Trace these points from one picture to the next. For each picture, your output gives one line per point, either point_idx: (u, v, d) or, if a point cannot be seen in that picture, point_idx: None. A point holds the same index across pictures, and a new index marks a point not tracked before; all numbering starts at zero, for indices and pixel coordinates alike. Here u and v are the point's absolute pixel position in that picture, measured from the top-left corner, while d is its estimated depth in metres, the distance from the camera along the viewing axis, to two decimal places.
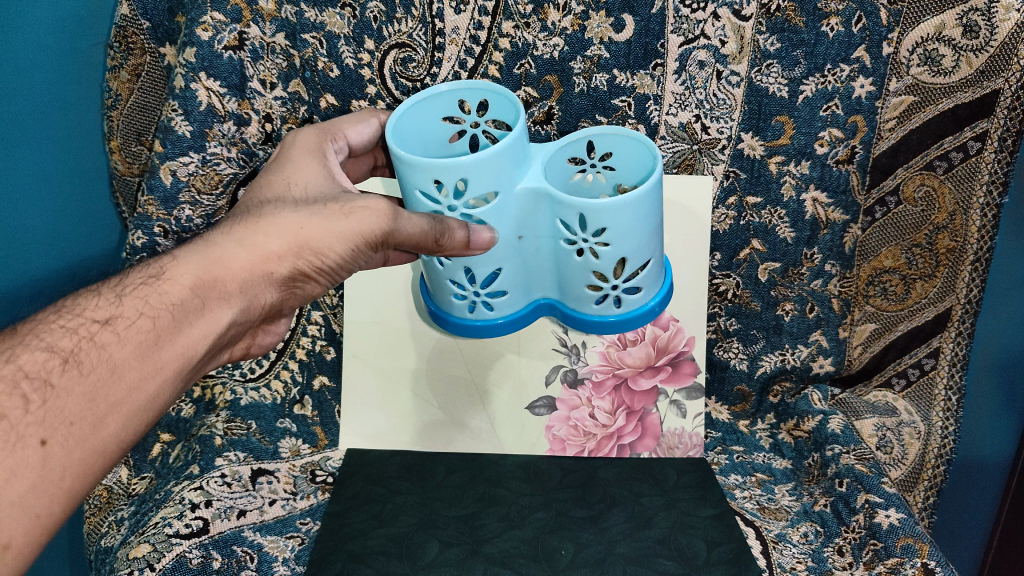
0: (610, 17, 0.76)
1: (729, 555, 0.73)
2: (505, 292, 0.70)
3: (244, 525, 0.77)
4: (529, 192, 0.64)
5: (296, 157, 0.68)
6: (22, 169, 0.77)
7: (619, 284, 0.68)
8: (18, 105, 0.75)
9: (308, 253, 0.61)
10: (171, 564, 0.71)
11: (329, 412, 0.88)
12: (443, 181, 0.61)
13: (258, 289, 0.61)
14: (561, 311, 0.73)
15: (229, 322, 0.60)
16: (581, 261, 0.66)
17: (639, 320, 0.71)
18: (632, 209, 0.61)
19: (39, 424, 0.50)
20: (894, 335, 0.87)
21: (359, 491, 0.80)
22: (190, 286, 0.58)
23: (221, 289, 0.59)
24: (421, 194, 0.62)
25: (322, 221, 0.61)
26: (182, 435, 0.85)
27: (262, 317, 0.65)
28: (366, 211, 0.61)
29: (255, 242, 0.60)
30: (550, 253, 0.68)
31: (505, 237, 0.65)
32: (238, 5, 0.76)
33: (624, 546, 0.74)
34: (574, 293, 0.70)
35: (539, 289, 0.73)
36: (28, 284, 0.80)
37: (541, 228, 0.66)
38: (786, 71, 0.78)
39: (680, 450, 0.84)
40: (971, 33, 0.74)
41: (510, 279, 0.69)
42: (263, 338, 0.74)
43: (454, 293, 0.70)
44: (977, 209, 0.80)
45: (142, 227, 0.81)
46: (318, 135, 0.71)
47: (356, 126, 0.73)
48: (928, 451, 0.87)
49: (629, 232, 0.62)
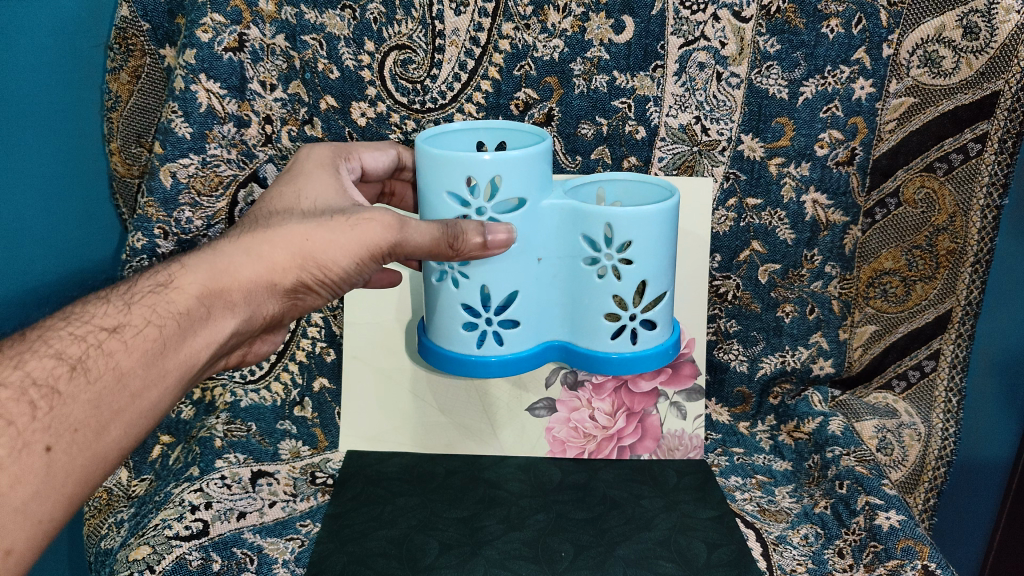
0: (610, 18, 0.77)
1: (731, 557, 0.71)
2: (516, 322, 0.69)
3: (243, 527, 0.74)
4: (555, 209, 0.66)
5: (308, 172, 0.68)
6: (25, 167, 0.78)
7: (637, 313, 0.67)
8: (19, 105, 0.76)
9: (311, 265, 0.61)
10: (171, 566, 0.69)
11: (329, 413, 0.89)
12: (476, 180, 0.62)
13: (264, 299, 0.62)
14: (572, 351, 0.71)
15: (231, 332, 0.61)
16: (601, 284, 0.66)
17: (654, 359, 0.70)
18: (656, 224, 0.63)
19: (45, 430, 0.50)
20: (894, 338, 0.87)
21: (359, 492, 0.79)
22: (197, 295, 0.59)
23: (226, 298, 0.60)
24: (450, 195, 0.63)
25: (328, 234, 0.61)
26: (181, 437, 0.86)
27: (264, 326, 0.65)
28: (372, 222, 0.61)
29: (261, 253, 0.60)
30: (566, 282, 0.69)
31: (526, 253, 0.66)
32: (238, 7, 0.76)
33: (624, 548, 0.72)
34: (589, 328, 0.69)
35: (550, 331, 0.72)
36: (28, 284, 0.80)
37: (560, 250, 0.67)
38: (786, 72, 0.78)
39: (680, 452, 0.84)
40: (971, 35, 0.74)
41: (524, 306, 0.68)
42: (261, 348, 0.74)
43: (464, 321, 0.68)
44: (978, 211, 0.80)
45: (142, 230, 0.80)
46: (333, 153, 0.71)
47: (373, 151, 0.74)
48: (928, 453, 0.86)
49: (653, 248, 0.64)
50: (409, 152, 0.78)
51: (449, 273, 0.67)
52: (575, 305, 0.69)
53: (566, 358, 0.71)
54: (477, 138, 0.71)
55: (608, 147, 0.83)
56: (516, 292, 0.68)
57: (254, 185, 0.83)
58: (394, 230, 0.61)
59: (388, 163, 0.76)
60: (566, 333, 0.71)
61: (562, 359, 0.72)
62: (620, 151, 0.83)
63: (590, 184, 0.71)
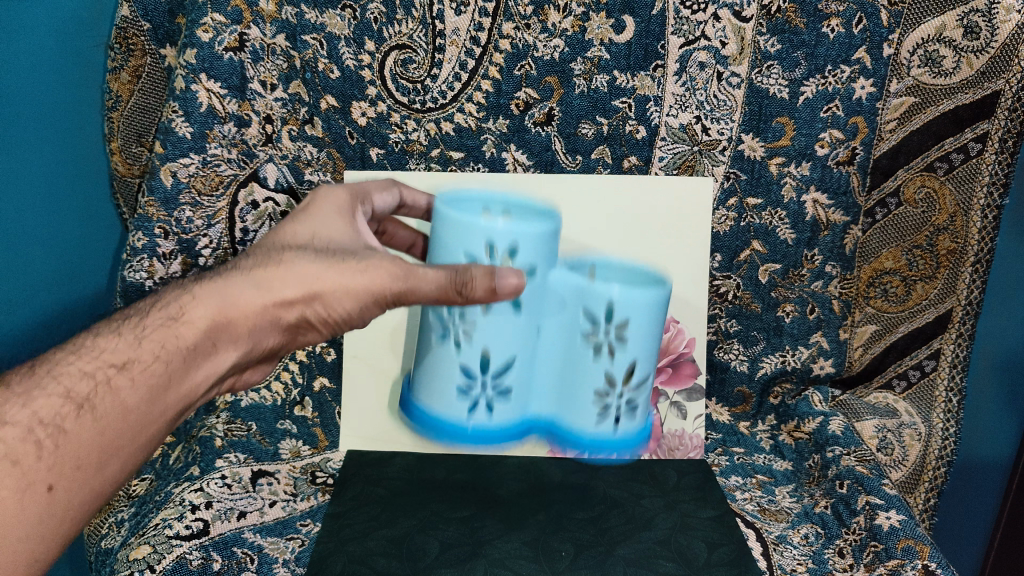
0: (610, 18, 0.77)
1: (730, 557, 0.70)
2: (511, 375, 0.80)
3: (243, 527, 0.74)
4: (552, 261, 0.73)
5: (320, 209, 0.68)
6: (31, 163, 0.77)
7: (624, 401, 0.81)
8: (24, 102, 0.75)
9: (319, 304, 0.61)
10: (171, 565, 0.68)
11: (329, 413, 0.89)
12: (481, 227, 0.68)
13: (267, 333, 0.62)
14: (560, 434, 0.83)
15: (230, 365, 0.61)
16: (597, 399, 0.78)
17: (630, 448, 0.83)
18: (643, 295, 0.78)
19: (49, 469, 0.50)
20: (894, 337, 0.87)
21: (360, 492, 0.79)
22: (205, 329, 0.59)
23: (232, 332, 0.60)
24: (457, 243, 0.70)
25: (340, 276, 0.61)
26: (182, 438, 0.85)
27: (263, 356, 0.65)
28: (383, 268, 0.62)
29: (271, 287, 0.60)
30: (563, 343, 0.81)
31: (524, 303, 0.73)
32: (238, 7, 0.76)
33: (624, 548, 0.72)
34: (580, 415, 0.82)
35: (543, 385, 0.83)
36: (29, 288, 0.79)
37: (553, 304, 0.77)
38: (786, 72, 0.78)
39: (680, 452, 0.84)
40: (971, 35, 0.75)
41: (520, 367, 0.78)
42: (250, 376, 0.72)
43: (466, 375, 0.80)
44: (978, 210, 0.80)
45: (142, 229, 0.79)
46: (349, 195, 0.71)
47: (383, 193, 0.76)
48: (928, 453, 0.86)
49: (639, 317, 0.79)
50: (412, 190, 0.79)
51: (451, 334, 0.74)
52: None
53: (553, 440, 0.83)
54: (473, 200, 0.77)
55: (608, 147, 0.82)
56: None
57: (254, 184, 0.82)
58: (402, 279, 0.63)
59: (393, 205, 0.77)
60: (556, 396, 0.83)
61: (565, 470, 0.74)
62: (620, 151, 0.83)
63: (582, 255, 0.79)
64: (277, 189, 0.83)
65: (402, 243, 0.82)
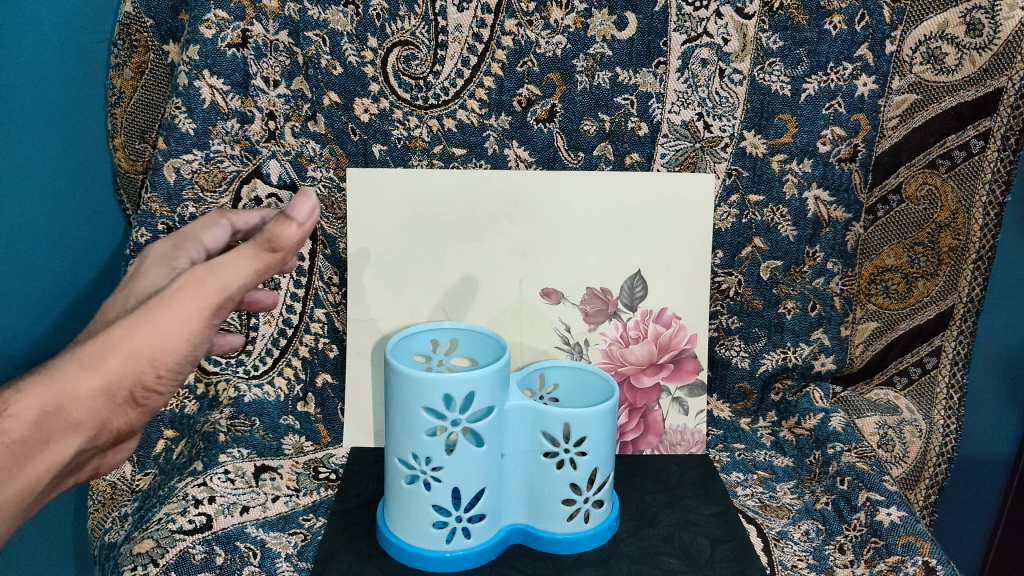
0: (612, 15, 0.77)
1: (735, 552, 0.70)
2: (482, 516, 0.69)
3: (246, 521, 0.74)
4: (518, 410, 0.69)
5: (144, 272, 0.68)
6: (34, 158, 0.78)
7: (591, 496, 0.70)
8: (28, 98, 0.76)
9: (145, 362, 0.57)
10: (174, 559, 0.68)
11: (331, 410, 0.88)
12: (453, 397, 0.65)
13: (105, 415, 0.58)
14: (531, 536, 0.72)
15: (75, 450, 0.58)
16: (559, 473, 0.69)
17: (602, 534, 0.72)
18: (607, 417, 0.68)
19: None
20: (895, 334, 0.87)
21: (364, 489, 0.79)
22: (34, 420, 0.55)
23: (66, 419, 0.56)
24: (426, 411, 0.66)
25: (152, 324, 0.56)
26: (185, 433, 0.83)
27: (114, 438, 0.62)
28: (184, 289, 0.56)
29: (93, 363, 0.56)
30: (527, 473, 0.71)
31: (491, 454, 0.68)
32: (241, 3, 0.76)
33: (628, 545, 0.71)
34: (547, 512, 0.70)
35: (508, 516, 0.72)
36: (35, 282, 0.79)
37: (520, 446, 0.70)
38: (788, 69, 0.79)
39: (681, 447, 0.85)
40: (974, 32, 0.76)
41: (490, 499, 0.69)
42: (115, 456, 0.69)
43: (434, 520, 0.68)
44: (980, 208, 0.80)
45: (145, 225, 0.79)
46: (171, 245, 0.70)
47: (210, 228, 0.72)
48: (929, 450, 0.85)
49: (604, 441, 0.68)
50: (239, 214, 0.74)
51: (420, 475, 0.67)
52: (527, 474, 0.71)
53: (527, 542, 0.72)
54: (431, 337, 0.77)
55: (610, 144, 0.82)
56: (490, 408, 0.67)
57: (257, 181, 0.82)
58: (208, 282, 0.56)
59: (228, 235, 0.73)
60: (526, 516, 0.72)
61: (521, 542, 0.72)
62: (622, 148, 0.83)
63: (533, 371, 0.75)
64: (280, 185, 0.83)
65: (407, 241, 0.83)
